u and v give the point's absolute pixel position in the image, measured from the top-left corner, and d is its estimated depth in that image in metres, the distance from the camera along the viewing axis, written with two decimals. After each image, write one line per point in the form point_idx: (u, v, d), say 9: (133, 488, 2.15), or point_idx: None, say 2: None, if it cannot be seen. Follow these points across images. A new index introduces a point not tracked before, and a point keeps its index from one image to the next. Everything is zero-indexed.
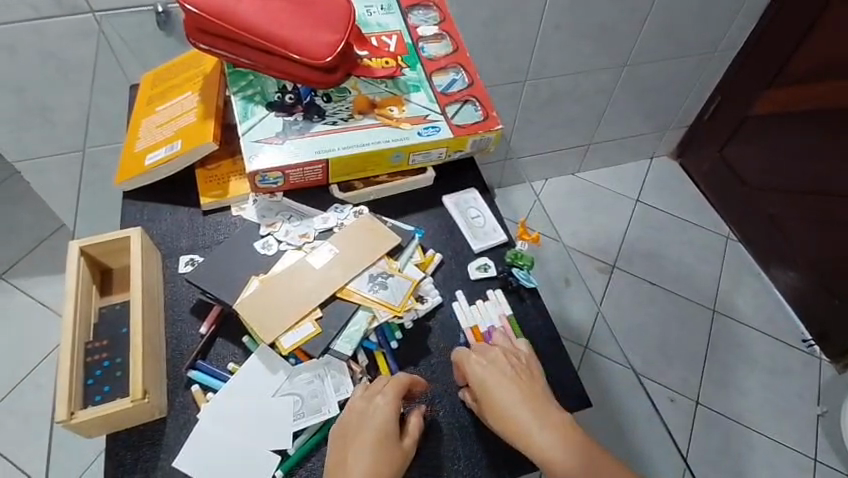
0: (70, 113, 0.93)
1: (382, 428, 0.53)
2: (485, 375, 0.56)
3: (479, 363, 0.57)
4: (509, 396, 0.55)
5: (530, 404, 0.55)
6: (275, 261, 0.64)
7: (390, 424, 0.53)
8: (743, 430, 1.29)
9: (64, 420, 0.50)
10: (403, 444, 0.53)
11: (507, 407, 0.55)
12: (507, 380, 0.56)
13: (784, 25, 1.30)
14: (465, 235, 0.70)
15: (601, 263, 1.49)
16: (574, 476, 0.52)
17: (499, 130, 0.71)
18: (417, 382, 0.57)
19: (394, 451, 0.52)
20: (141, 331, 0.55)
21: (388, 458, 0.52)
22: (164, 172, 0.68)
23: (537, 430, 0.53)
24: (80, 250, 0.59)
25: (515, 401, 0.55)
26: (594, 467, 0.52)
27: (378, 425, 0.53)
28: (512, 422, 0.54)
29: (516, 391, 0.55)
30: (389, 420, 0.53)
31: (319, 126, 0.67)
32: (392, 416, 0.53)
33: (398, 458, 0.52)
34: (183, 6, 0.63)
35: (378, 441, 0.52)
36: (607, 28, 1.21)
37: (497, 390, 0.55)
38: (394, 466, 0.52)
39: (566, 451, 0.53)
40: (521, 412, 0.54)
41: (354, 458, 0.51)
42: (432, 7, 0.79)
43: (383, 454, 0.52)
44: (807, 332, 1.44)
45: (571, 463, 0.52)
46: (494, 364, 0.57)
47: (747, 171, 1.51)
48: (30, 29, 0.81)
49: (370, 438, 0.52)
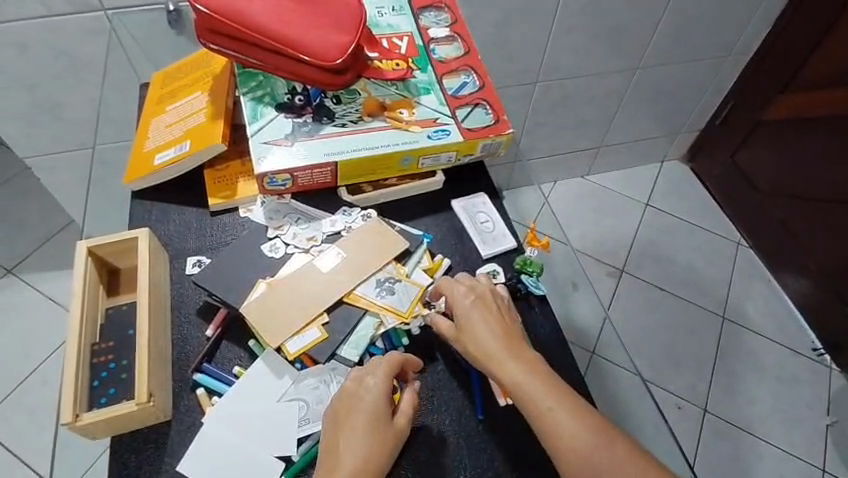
0: (80, 110, 0.93)
1: (373, 410, 0.52)
2: (465, 306, 0.58)
3: (461, 295, 0.59)
4: (483, 328, 0.56)
5: (504, 338, 0.56)
6: (282, 264, 0.63)
7: (381, 405, 0.53)
8: (751, 440, 1.27)
9: (70, 423, 0.50)
10: (395, 424, 0.53)
11: (481, 337, 0.56)
12: (485, 315, 0.57)
13: (800, 29, 1.27)
14: (474, 240, 0.70)
15: (609, 267, 1.48)
16: (538, 409, 0.52)
17: (510, 134, 0.70)
18: (410, 359, 0.57)
19: (386, 432, 0.52)
20: (147, 333, 0.55)
21: (380, 440, 0.52)
22: (173, 172, 0.68)
23: (507, 360, 0.54)
24: (88, 250, 0.59)
25: (492, 336, 0.56)
26: (561, 405, 0.52)
27: (369, 407, 0.52)
28: (484, 350, 0.55)
29: (492, 325, 0.56)
30: (380, 403, 0.53)
31: (328, 129, 0.67)
32: (383, 398, 0.53)
33: (390, 439, 0.52)
34: (194, 6, 0.62)
35: (369, 424, 0.52)
36: (619, 31, 1.20)
37: (473, 321, 0.57)
38: (387, 449, 0.52)
39: (534, 385, 0.53)
40: (493, 342, 0.55)
41: (347, 441, 0.51)
42: (444, 8, 0.78)
43: (376, 437, 0.52)
44: (818, 341, 1.42)
45: (536, 396, 0.52)
46: (476, 298, 0.58)
47: (760, 176, 1.49)
48: (41, 26, 0.80)
49: (362, 421, 0.52)
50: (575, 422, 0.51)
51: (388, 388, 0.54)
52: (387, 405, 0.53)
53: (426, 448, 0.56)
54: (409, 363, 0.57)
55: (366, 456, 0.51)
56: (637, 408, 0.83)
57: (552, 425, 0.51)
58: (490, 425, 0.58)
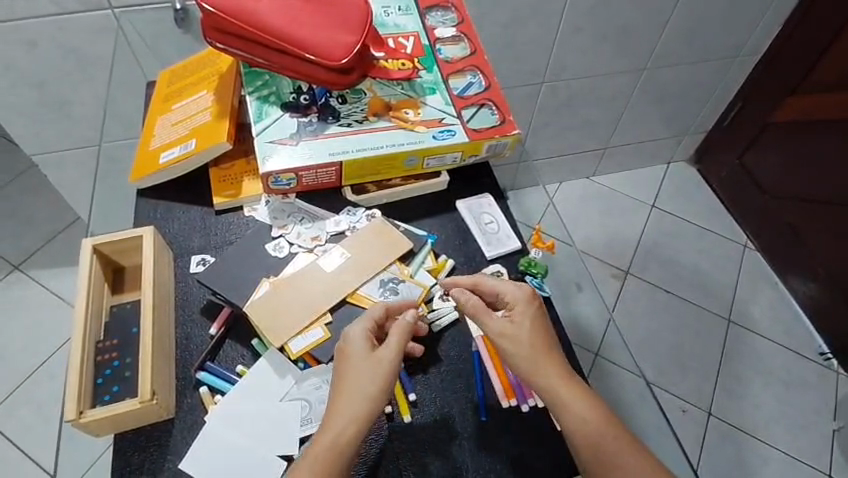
0: (88, 108, 0.93)
1: (350, 351, 0.53)
2: (517, 307, 0.56)
3: (514, 295, 0.57)
4: (530, 331, 0.55)
5: (548, 346, 0.54)
6: (286, 263, 0.63)
7: (357, 344, 0.53)
8: (756, 444, 1.26)
9: (73, 420, 0.50)
10: (376, 357, 0.52)
11: (525, 340, 0.54)
12: (534, 319, 0.56)
13: (809, 32, 1.26)
14: (479, 240, 0.70)
15: (615, 269, 1.47)
16: (577, 420, 0.50)
17: (515, 135, 0.70)
18: (391, 304, 0.57)
19: (365, 365, 0.51)
20: (151, 331, 0.55)
21: (362, 376, 0.51)
22: (179, 171, 0.68)
23: (549, 368, 0.53)
24: (93, 248, 0.59)
25: (532, 336, 0.54)
26: (600, 419, 0.51)
27: (348, 349, 0.53)
28: (526, 354, 0.54)
29: (538, 330, 0.55)
30: (357, 344, 0.53)
31: (333, 128, 0.67)
32: (357, 336, 0.53)
33: (372, 371, 0.51)
34: (200, 6, 0.63)
35: (350, 364, 0.52)
36: (627, 31, 1.19)
37: (520, 324, 0.55)
38: (370, 381, 0.51)
39: (575, 396, 0.51)
40: (538, 347, 0.54)
41: (337, 389, 0.51)
42: (450, 8, 0.78)
43: (357, 374, 0.51)
44: (825, 345, 1.40)
45: (576, 407, 0.51)
46: (527, 301, 0.57)
47: (767, 179, 1.48)
48: (49, 24, 0.80)
49: (344, 364, 0.52)
50: (611, 437, 0.50)
51: (363, 329, 0.54)
52: (364, 343, 0.53)
53: (429, 449, 0.56)
54: (393, 308, 0.57)
55: (353, 396, 0.50)
56: (642, 411, 0.83)
57: (590, 438, 0.50)
58: (494, 427, 0.58)
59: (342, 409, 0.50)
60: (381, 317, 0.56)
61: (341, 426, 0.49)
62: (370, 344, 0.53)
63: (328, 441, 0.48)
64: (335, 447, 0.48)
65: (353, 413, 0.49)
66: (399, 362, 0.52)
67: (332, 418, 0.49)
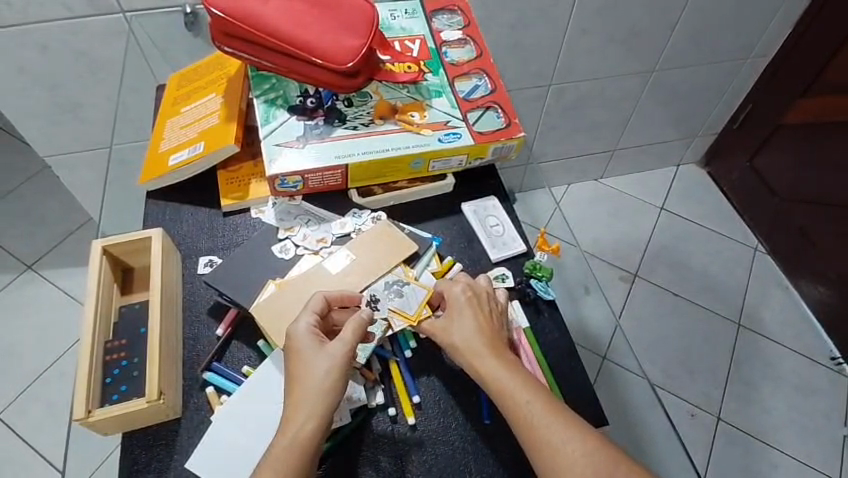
0: (99, 110, 0.95)
1: (297, 346, 0.53)
2: (457, 301, 0.58)
3: (453, 287, 0.59)
4: (469, 322, 0.56)
5: (488, 335, 0.55)
6: (292, 265, 0.64)
7: (304, 338, 0.53)
8: (765, 450, 1.24)
9: (82, 419, 0.51)
10: (326, 350, 0.53)
11: (463, 331, 0.56)
12: (474, 310, 0.57)
13: (821, 32, 1.25)
14: (484, 243, 0.70)
15: (623, 272, 1.46)
16: (513, 403, 0.51)
17: (521, 138, 0.70)
18: (330, 295, 0.57)
19: (317, 359, 0.52)
20: (158, 332, 0.56)
21: (315, 370, 0.52)
22: (187, 173, 0.69)
23: (487, 356, 0.54)
24: (103, 249, 0.60)
25: (473, 330, 0.56)
26: (537, 399, 0.51)
27: (295, 345, 0.53)
28: (464, 345, 0.55)
29: (479, 319, 0.56)
30: (304, 340, 0.53)
31: (339, 131, 0.67)
32: (303, 331, 0.54)
33: (324, 364, 0.52)
34: (209, 10, 0.64)
35: (297, 359, 0.52)
36: (635, 33, 1.18)
37: (457, 317, 0.57)
38: (325, 375, 0.51)
39: (512, 380, 0.52)
40: (476, 337, 0.55)
41: (291, 387, 0.52)
42: (456, 11, 0.79)
43: (310, 368, 0.52)
44: (837, 350, 1.39)
45: (513, 391, 0.52)
46: (469, 293, 0.58)
47: (777, 181, 1.47)
48: (62, 28, 0.82)
49: (293, 359, 0.53)
50: (547, 418, 0.50)
51: (307, 323, 0.54)
52: (312, 337, 0.54)
53: (431, 451, 0.56)
54: (332, 299, 0.57)
55: (308, 391, 0.51)
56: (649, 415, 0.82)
57: (528, 419, 0.50)
58: (497, 430, 0.58)
59: (298, 405, 0.50)
60: (323, 309, 0.56)
61: (301, 423, 0.49)
62: (317, 338, 0.54)
63: (288, 439, 0.49)
64: (297, 443, 0.49)
65: (312, 407, 0.50)
66: (352, 354, 0.53)
67: (292, 417, 0.50)
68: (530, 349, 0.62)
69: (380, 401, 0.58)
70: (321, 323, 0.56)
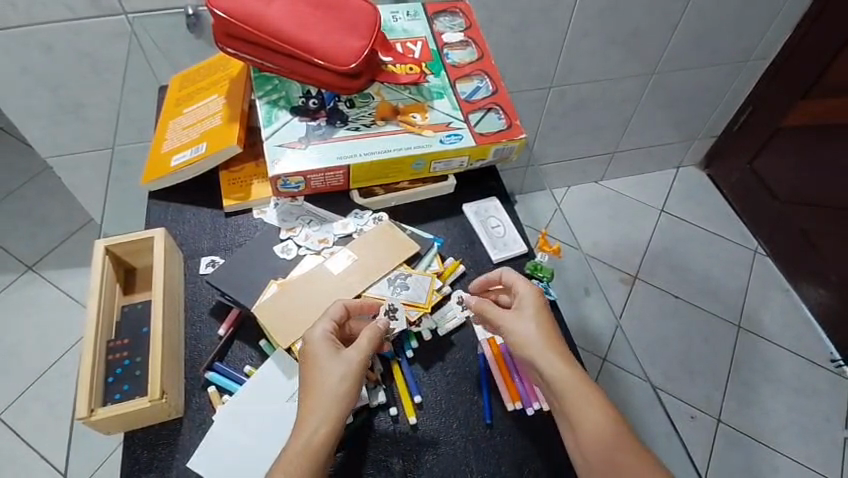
0: (101, 111, 0.95)
1: (313, 351, 0.53)
2: (527, 300, 0.57)
3: (527, 288, 0.59)
4: (537, 323, 0.56)
5: (556, 340, 0.55)
6: (294, 265, 0.64)
7: (319, 344, 0.53)
8: (766, 452, 1.24)
9: (84, 418, 0.51)
10: (342, 356, 0.53)
11: (532, 330, 0.55)
12: (545, 314, 0.57)
13: (821, 34, 1.25)
14: (484, 244, 0.70)
15: (623, 274, 1.47)
16: (582, 409, 0.51)
17: (522, 139, 0.70)
18: (351, 303, 0.58)
19: (332, 365, 0.52)
20: (161, 331, 0.56)
21: (330, 375, 0.51)
22: (189, 173, 0.69)
23: (558, 359, 0.53)
24: (106, 248, 0.60)
25: (542, 331, 0.55)
26: (607, 411, 0.51)
27: (312, 350, 0.53)
28: (535, 345, 0.54)
29: (549, 323, 0.56)
30: (324, 345, 0.53)
31: (341, 132, 0.67)
32: (319, 336, 0.54)
33: (339, 370, 0.52)
34: (212, 11, 0.64)
35: (315, 364, 0.52)
36: (636, 35, 1.19)
37: (529, 317, 0.56)
38: (341, 380, 0.51)
39: (582, 387, 0.52)
40: (546, 339, 0.54)
41: (305, 392, 0.52)
42: (458, 13, 0.79)
43: (325, 374, 0.52)
44: (837, 352, 1.39)
45: (582, 398, 0.51)
46: (540, 297, 0.58)
47: (777, 183, 1.47)
48: (64, 29, 0.82)
49: (308, 365, 0.53)
50: (614, 430, 0.50)
51: (323, 328, 0.55)
52: (329, 343, 0.54)
53: (433, 451, 0.56)
54: (353, 306, 0.58)
55: (322, 396, 0.51)
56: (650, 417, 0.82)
57: (595, 427, 0.50)
58: (498, 430, 0.58)
59: (312, 410, 0.50)
60: (342, 316, 0.56)
61: (315, 428, 0.49)
62: (333, 343, 0.54)
63: (303, 443, 0.48)
64: (311, 448, 0.48)
65: (326, 412, 0.50)
66: (366, 360, 0.53)
67: (305, 421, 0.50)
68: None
69: (382, 401, 0.58)
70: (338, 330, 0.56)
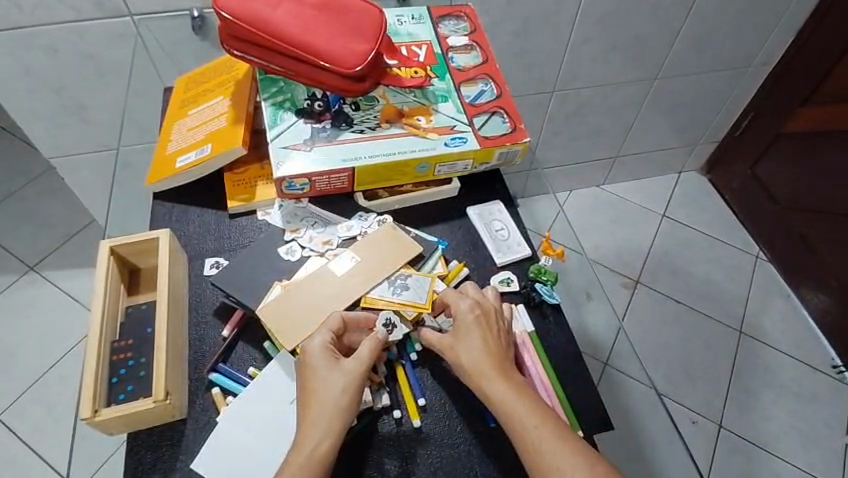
0: (105, 112, 0.95)
1: (311, 362, 0.54)
2: (464, 320, 0.57)
3: (462, 308, 0.58)
4: (476, 342, 0.56)
5: (496, 356, 0.55)
6: (298, 267, 0.64)
7: (319, 355, 0.54)
8: (766, 457, 1.24)
9: (88, 418, 0.51)
10: (341, 367, 0.53)
11: (470, 349, 0.56)
12: (482, 330, 0.57)
13: (823, 41, 1.25)
14: (489, 247, 0.70)
15: (625, 278, 1.47)
16: (521, 427, 0.51)
17: (526, 143, 0.70)
18: (349, 315, 0.58)
19: (331, 376, 0.53)
20: (165, 332, 0.56)
21: (330, 387, 0.52)
22: (194, 175, 0.69)
23: (493, 376, 0.54)
24: (111, 249, 0.60)
25: (478, 349, 0.56)
26: (544, 423, 0.51)
27: (310, 361, 0.54)
28: (472, 367, 0.55)
29: (487, 340, 0.56)
30: (319, 358, 0.54)
31: (346, 135, 0.68)
32: (319, 347, 0.54)
33: (340, 380, 0.52)
34: (218, 13, 0.64)
35: (314, 376, 0.53)
36: (638, 40, 1.19)
37: (465, 337, 0.56)
38: (341, 391, 0.52)
39: (516, 402, 0.52)
40: (483, 357, 0.55)
41: (306, 404, 0.52)
42: (462, 17, 0.79)
43: (325, 385, 0.52)
44: (838, 358, 1.38)
45: (516, 415, 0.52)
46: (479, 316, 0.58)
47: (779, 190, 1.47)
48: (69, 30, 0.82)
49: (307, 375, 0.54)
50: (559, 455, 0.50)
51: (322, 339, 0.55)
52: (326, 353, 0.54)
53: (437, 454, 0.56)
54: (350, 320, 0.58)
55: (323, 408, 0.51)
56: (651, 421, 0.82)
57: (528, 441, 0.51)
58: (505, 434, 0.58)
59: (315, 422, 0.51)
60: (340, 328, 0.57)
61: (317, 441, 0.50)
62: (332, 354, 0.54)
63: (305, 456, 0.49)
64: (313, 460, 0.49)
65: (327, 425, 0.51)
66: (366, 370, 0.54)
67: (307, 433, 0.51)
68: (534, 353, 0.63)
69: (385, 403, 0.58)
70: (337, 341, 0.56)
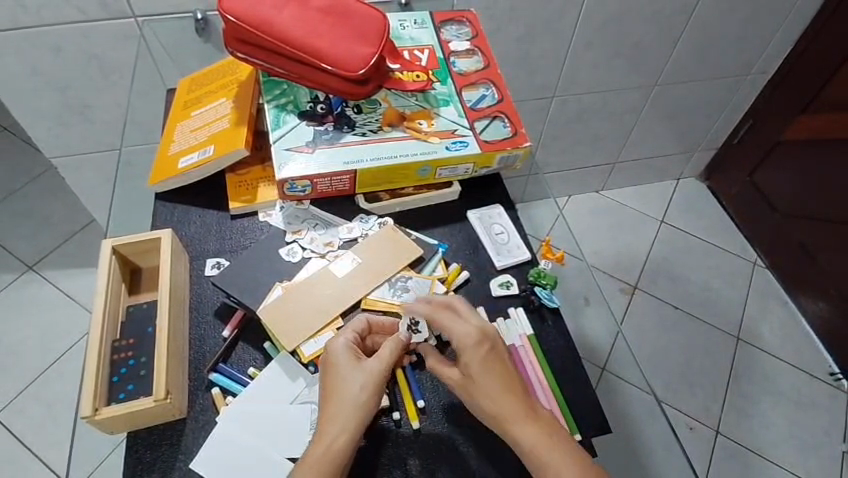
0: (108, 112, 0.96)
1: (335, 360, 0.54)
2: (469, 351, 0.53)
3: (466, 334, 0.53)
4: (490, 376, 0.52)
5: (514, 388, 0.52)
6: (300, 268, 0.65)
7: (343, 354, 0.54)
8: (764, 464, 1.24)
9: (89, 416, 0.51)
10: (362, 366, 0.53)
11: (490, 381, 0.52)
12: (495, 362, 0.53)
13: (822, 49, 1.26)
14: (489, 250, 0.70)
15: (623, 284, 1.47)
16: (546, 467, 0.49)
17: (527, 147, 0.70)
18: (374, 319, 0.58)
19: (353, 375, 0.53)
20: (167, 331, 0.56)
21: (350, 386, 0.52)
22: (196, 175, 0.69)
23: (511, 411, 0.51)
24: (113, 248, 0.60)
25: (495, 384, 0.52)
26: (565, 455, 0.50)
27: (333, 360, 0.54)
28: (493, 402, 0.51)
29: (500, 371, 0.52)
30: (342, 359, 0.54)
31: (348, 137, 0.68)
32: (343, 347, 0.54)
33: (360, 380, 0.52)
34: (223, 16, 0.65)
35: (336, 374, 0.53)
36: (640, 47, 1.20)
37: (477, 364, 0.52)
38: (360, 390, 0.52)
39: (544, 436, 0.50)
40: (502, 392, 0.51)
41: (326, 400, 0.52)
42: (465, 22, 0.80)
43: (345, 383, 0.52)
44: (836, 365, 1.39)
45: (548, 451, 0.49)
46: (483, 347, 0.53)
47: (777, 197, 1.48)
48: (73, 31, 0.83)
49: (329, 373, 0.53)
50: None
51: (347, 339, 0.55)
52: (349, 352, 0.54)
53: (435, 454, 0.57)
54: (376, 323, 0.58)
55: (342, 404, 0.51)
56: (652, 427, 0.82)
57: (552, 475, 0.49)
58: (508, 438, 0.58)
59: (333, 417, 0.51)
60: (364, 330, 0.57)
61: (334, 436, 0.50)
62: (355, 354, 0.54)
63: (322, 451, 0.49)
64: (329, 455, 0.49)
65: (346, 423, 0.50)
66: (388, 370, 0.54)
67: (325, 428, 0.51)
68: (537, 362, 0.63)
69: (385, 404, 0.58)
70: (360, 342, 0.57)
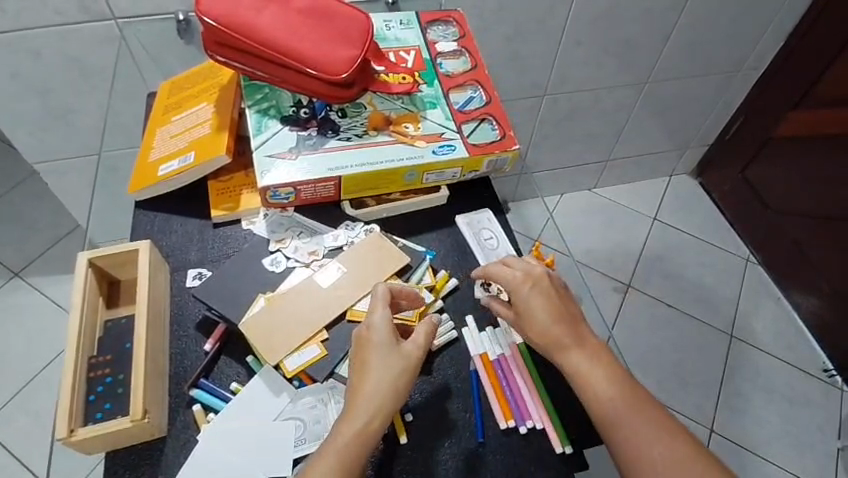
0: (89, 117, 0.93)
1: (373, 337, 0.53)
2: (519, 288, 0.58)
3: (515, 278, 0.58)
4: (541, 307, 0.56)
5: (564, 319, 0.56)
6: (283, 279, 0.63)
7: (382, 332, 0.53)
8: (758, 462, 1.24)
9: (64, 438, 0.49)
10: (401, 349, 0.53)
11: (542, 312, 0.56)
12: (543, 298, 0.57)
13: (814, 45, 1.26)
14: (477, 255, 0.69)
15: (616, 283, 1.46)
16: (594, 396, 0.52)
17: (515, 150, 0.69)
18: (395, 288, 0.58)
19: (391, 358, 0.52)
20: (144, 348, 0.54)
21: (387, 369, 0.51)
22: (177, 183, 0.68)
23: (561, 339, 0.55)
24: (89, 261, 0.58)
25: (546, 315, 0.56)
26: (615, 383, 0.53)
27: (371, 337, 0.53)
28: (544, 331, 0.56)
29: (551, 305, 0.57)
30: (382, 334, 0.53)
31: (332, 142, 0.66)
32: (382, 324, 0.53)
33: (399, 363, 0.52)
34: (201, 19, 0.63)
35: (375, 352, 0.52)
36: (631, 45, 1.19)
37: (528, 298, 0.57)
38: (397, 372, 0.51)
39: (593, 364, 0.54)
40: (551, 323, 0.55)
41: (360, 376, 0.51)
42: (452, 22, 0.78)
43: (383, 363, 0.51)
44: (830, 361, 1.38)
45: (597, 377, 0.53)
46: (531, 283, 0.58)
47: (769, 193, 1.47)
48: (50, 34, 0.80)
49: (365, 350, 0.52)
50: (634, 416, 0.51)
51: (384, 317, 0.54)
52: (388, 331, 0.53)
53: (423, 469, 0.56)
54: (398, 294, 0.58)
55: (378, 385, 0.51)
56: None
57: (599, 400, 0.52)
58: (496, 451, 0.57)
59: (368, 397, 0.50)
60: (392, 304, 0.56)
61: (368, 417, 0.49)
62: (393, 334, 0.53)
63: (358, 428, 0.49)
64: (363, 436, 0.49)
65: (382, 405, 0.50)
66: (423, 355, 0.54)
67: (358, 407, 0.50)
68: (525, 370, 0.62)
69: None
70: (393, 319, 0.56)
